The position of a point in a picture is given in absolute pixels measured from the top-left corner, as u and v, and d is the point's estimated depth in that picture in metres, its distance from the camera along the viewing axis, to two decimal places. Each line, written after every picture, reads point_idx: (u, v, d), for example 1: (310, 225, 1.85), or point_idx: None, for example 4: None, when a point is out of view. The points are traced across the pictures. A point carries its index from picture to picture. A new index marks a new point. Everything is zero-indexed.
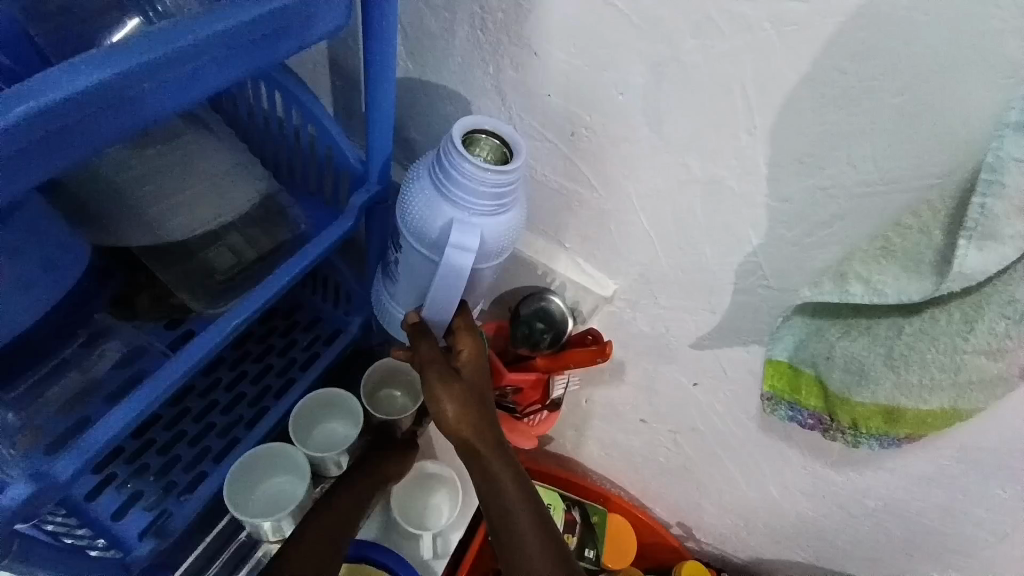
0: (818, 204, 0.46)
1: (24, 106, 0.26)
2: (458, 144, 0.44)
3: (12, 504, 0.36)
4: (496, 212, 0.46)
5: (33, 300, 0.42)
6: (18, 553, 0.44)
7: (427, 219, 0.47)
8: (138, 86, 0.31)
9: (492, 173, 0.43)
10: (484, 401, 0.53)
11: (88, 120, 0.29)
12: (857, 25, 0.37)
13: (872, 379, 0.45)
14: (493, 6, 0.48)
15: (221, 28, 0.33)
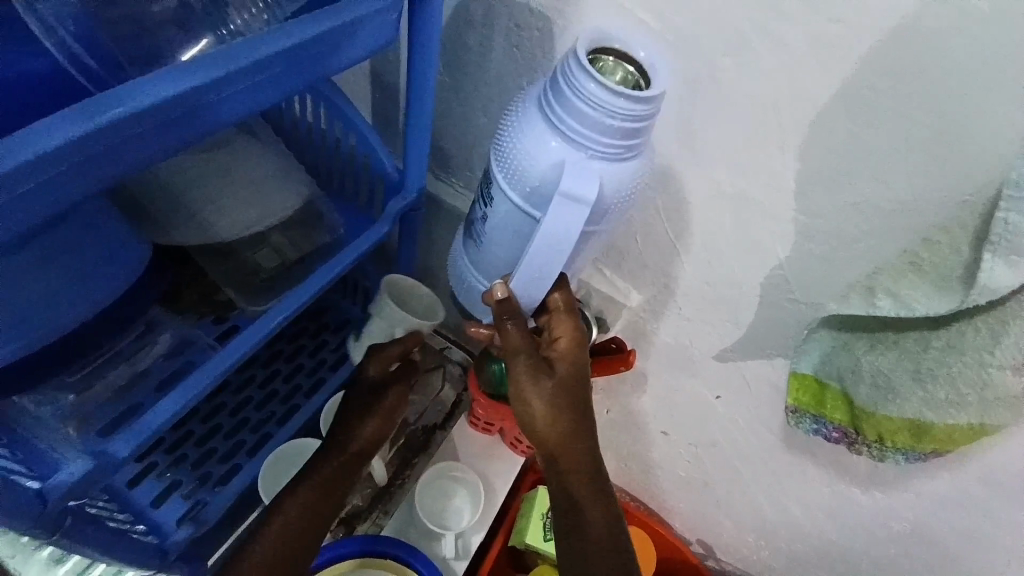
0: (842, 217, 0.47)
1: (109, 114, 0.30)
2: (583, 64, 0.39)
3: (69, 478, 0.38)
4: (627, 149, 0.42)
5: (94, 292, 0.44)
6: (67, 530, 0.43)
7: (541, 156, 0.43)
8: (207, 98, 0.34)
9: (622, 98, 0.38)
10: (574, 396, 0.51)
11: (160, 127, 0.32)
12: (886, 44, 0.38)
13: (899, 393, 0.45)
14: (530, 24, 0.51)
15: (280, 46, 0.36)
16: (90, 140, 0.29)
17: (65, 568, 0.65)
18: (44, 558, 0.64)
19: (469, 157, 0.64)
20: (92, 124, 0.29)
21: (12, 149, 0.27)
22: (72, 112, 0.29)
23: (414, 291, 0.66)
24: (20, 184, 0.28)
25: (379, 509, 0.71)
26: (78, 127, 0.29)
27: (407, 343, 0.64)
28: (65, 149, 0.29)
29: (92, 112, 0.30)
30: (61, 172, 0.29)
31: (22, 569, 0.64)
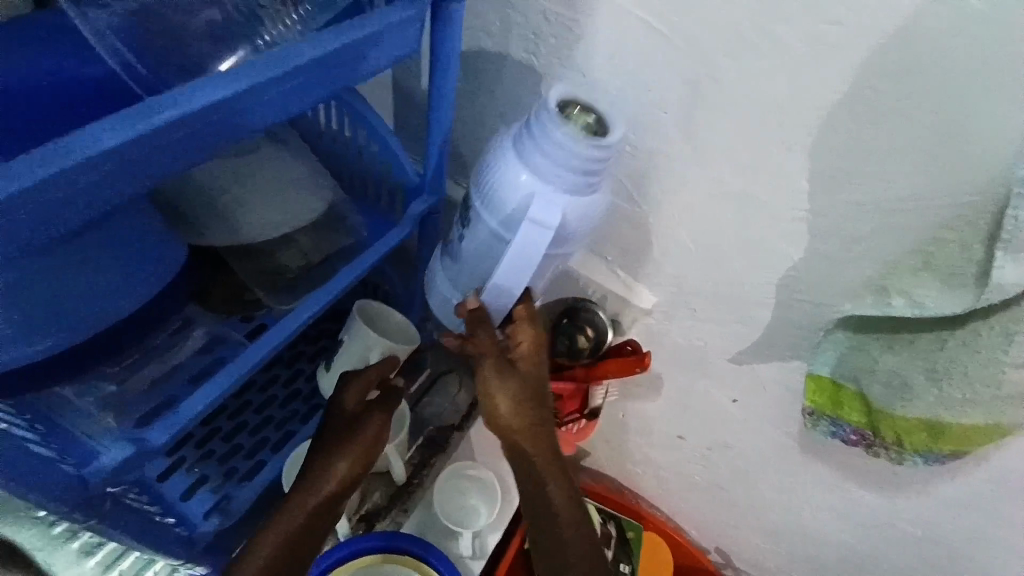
0: (856, 217, 0.47)
1: (159, 117, 0.32)
2: (551, 114, 0.45)
3: (108, 465, 0.41)
4: (588, 188, 0.47)
5: (138, 292, 0.46)
6: (98, 513, 0.45)
7: (511, 188, 0.48)
8: (245, 104, 0.36)
9: (584, 145, 0.44)
10: (538, 395, 0.55)
11: (203, 130, 0.35)
12: (890, 49, 0.39)
13: (914, 393, 0.45)
14: (545, 32, 0.52)
15: (311, 55, 0.38)
16: (142, 142, 0.32)
17: (93, 560, 0.64)
18: (74, 550, 0.63)
19: None
20: (143, 126, 0.32)
21: (68, 151, 0.30)
22: (121, 117, 0.32)
23: (381, 315, 0.67)
24: (73, 182, 0.30)
25: (399, 507, 0.71)
26: (126, 131, 0.31)
27: (383, 366, 0.61)
28: (120, 149, 0.31)
29: (143, 116, 0.32)
30: (109, 172, 0.31)
31: (50, 562, 0.63)
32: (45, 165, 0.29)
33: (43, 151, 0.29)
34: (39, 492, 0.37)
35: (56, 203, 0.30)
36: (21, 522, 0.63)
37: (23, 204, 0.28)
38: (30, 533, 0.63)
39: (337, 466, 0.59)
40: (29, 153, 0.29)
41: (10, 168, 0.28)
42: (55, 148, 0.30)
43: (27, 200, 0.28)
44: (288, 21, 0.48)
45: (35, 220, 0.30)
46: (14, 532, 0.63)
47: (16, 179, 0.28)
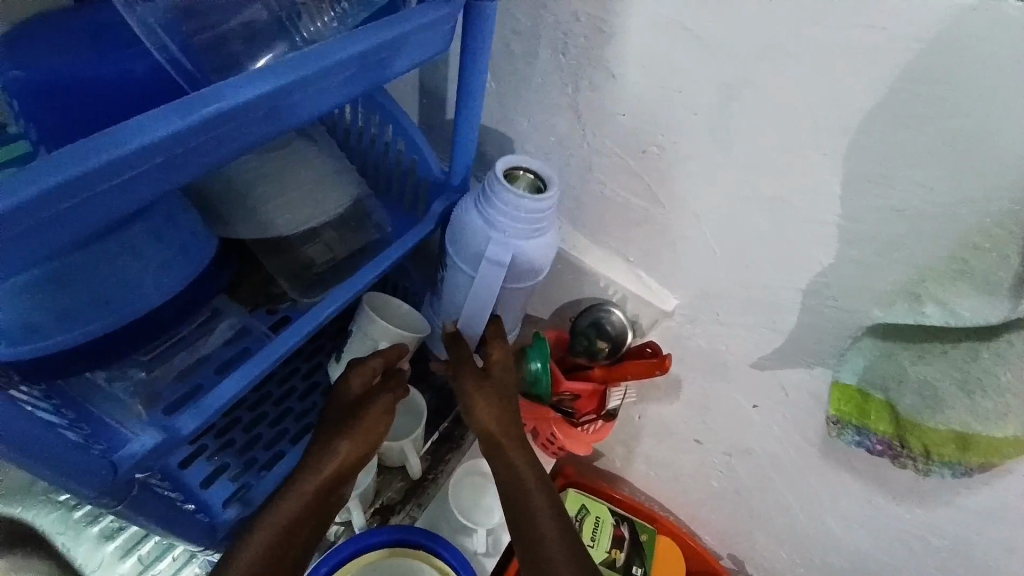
0: (889, 224, 0.46)
1: (206, 109, 0.33)
2: (498, 177, 0.54)
3: (141, 449, 0.41)
4: (534, 234, 0.56)
5: (169, 280, 0.46)
6: (132, 501, 0.42)
7: (470, 235, 0.58)
8: (288, 98, 0.37)
9: (525, 201, 0.53)
10: (510, 399, 0.61)
11: (245, 123, 0.35)
12: (930, 53, 0.39)
13: (945, 404, 0.45)
14: (576, 31, 0.52)
15: (352, 51, 0.39)
16: (189, 133, 0.33)
17: (113, 544, 0.64)
18: (94, 533, 0.65)
19: None
20: (191, 117, 0.32)
21: (113, 143, 0.30)
22: (164, 111, 0.32)
23: (395, 310, 0.69)
24: (116, 174, 0.31)
25: (413, 502, 0.72)
26: (169, 126, 0.32)
27: (390, 352, 0.63)
28: (168, 139, 0.32)
29: (190, 107, 0.33)
30: (152, 165, 0.32)
31: (72, 547, 0.64)
32: (95, 156, 0.29)
33: (89, 142, 0.30)
34: (73, 482, 0.36)
35: (99, 194, 0.30)
36: (46, 508, 0.66)
37: (70, 194, 0.29)
38: (53, 518, 0.65)
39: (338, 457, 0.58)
40: (75, 143, 0.30)
41: (62, 156, 0.29)
42: (100, 139, 0.30)
43: (74, 191, 0.29)
44: (328, 17, 0.48)
45: (80, 210, 0.30)
46: (40, 519, 0.65)
47: (70, 167, 0.29)
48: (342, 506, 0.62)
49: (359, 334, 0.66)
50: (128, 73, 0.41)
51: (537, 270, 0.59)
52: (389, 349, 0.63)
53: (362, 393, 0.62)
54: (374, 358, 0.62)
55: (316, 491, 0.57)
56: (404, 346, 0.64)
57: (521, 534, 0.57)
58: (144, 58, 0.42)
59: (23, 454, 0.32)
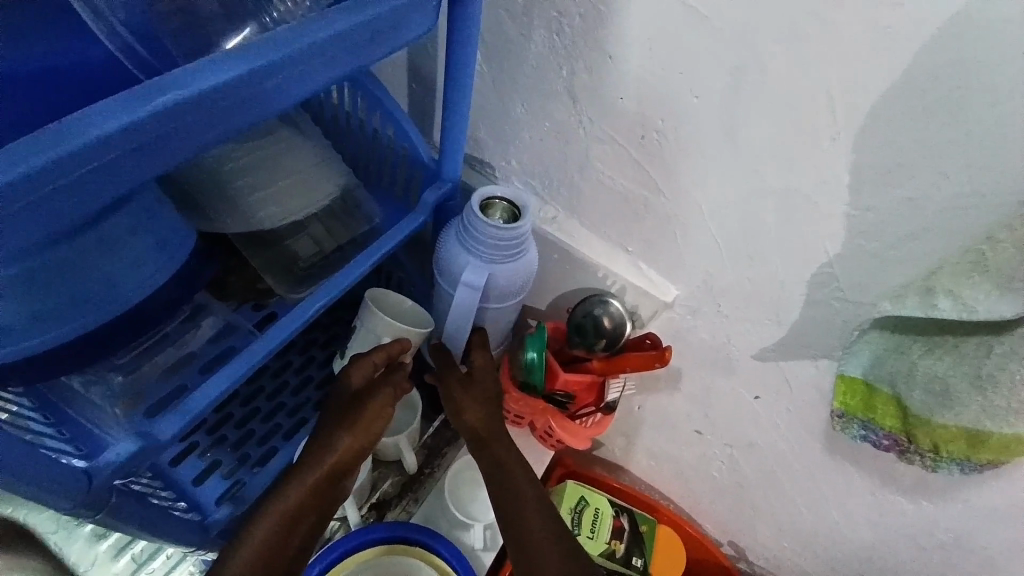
0: (901, 214, 0.44)
1: (168, 96, 0.30)
2: (476, 208, 0.58)
3: (116, 458, 0.39)
4: (509, 258, 0.60)
5: (146, 278, 0.44)
6: (111, 509, 0.41)
7: (451, 259, 0.61)
8: (260, 85, 0.34)
9: (500, 230, 0.57)
10: (492, 400, 0.66)
11: (215, 112, 0.33)
12: (949, 34, 0.36)
13: (956, 400, 0.43)
14: (571, 11, 0.50)
15: (329, 33, 0.36)
16: (151, 124, 0.30)
17: (106, 543, 0.64)
18: (86, 533, 0.64)
19: (505, 149, 0.64)
20: (152, 106, 0.30)
21: (65, 136, 0.27)
22: (123, 100, 0.30)
23: (397, 304, 0.67)
24: (72, 171, 0.28)
25: (410, 496, 0.71)
26: (127, 116, 0.29)
27: (392, 348, 0.61)
28: (127, 130, 0.29)
29: (151, 95, 0.30)
30: (112, 160, 0.29)
31: (63, 546, 0.63)
32: (42, 151, 0.27)
33: (38, 137, 0.27)
34: (44, 496, 0.34)
35: (52, 193, 0.28)
36: (37, 508, 0.65)
37: (18, 194, 0.26)
38: (45, 518, 0.65)
39: (335, 455, 0.57)
40: (22, 138, 0.27)
41: (10, 151, 0.26)
42: (51, 133, 0.27)
43: (23, 190, 0.26)
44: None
45: (33, 210, 0.27)
46: (32, 519, 0.65)
47: (15, 163, 0.26)
48: (339, 506, 0.60)
49: (362, 328, 0.65)
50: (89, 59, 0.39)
51: (516, 290, 0.63)
52: (390, 345, 0.61)
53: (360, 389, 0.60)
54: (375, 353, 0.60)
55: (313, 490, 0.56)
56: (408, 341, 0.62)
57: (515, 532, 0.58)
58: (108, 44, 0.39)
59: None
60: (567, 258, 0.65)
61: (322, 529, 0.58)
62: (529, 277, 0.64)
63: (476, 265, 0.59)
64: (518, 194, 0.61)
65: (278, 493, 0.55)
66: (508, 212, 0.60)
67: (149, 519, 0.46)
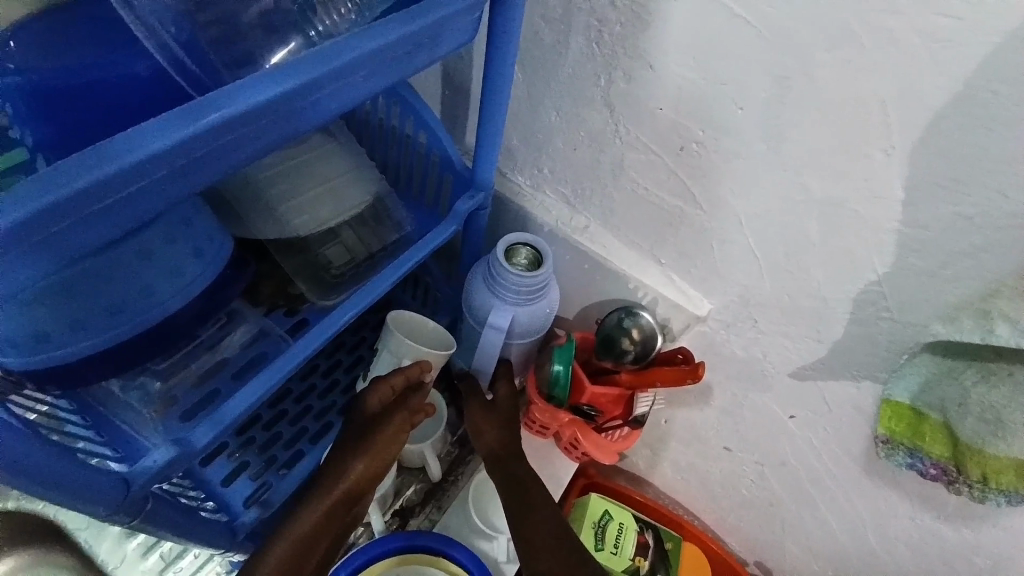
0: (958, 234, 0.42)
1: (219, 112, 0.30)
2: (498, 255, 0.61)
3: (154, 465, 0.40)
4: (531, 300, 0.62)
5: (184, 285, 0.44)
6: (148, 514, 0.41)
7: (477, 302, 0.64)
8: (307, 98, 0.34)
9: (521, 276, 0.60)
10: (511, 426, 0.68)
11: (262, 126, 0.33)
12: (1018, 46, 0.34)
13: (1011, 430, 0.41)
14: (610, 19, 0.48)
15: (375, 45, 0.36)
16: (201, 139, 0.30)
17: (135, 541, 0.65)
18: (115, 531, 0.65)
19: (538, 157, 0.63)
20: (203, 122, 0.30)
21: (111, 155, 0.28)
22: (173, 115, 0.30)
23: (421, 327, 0.66)
24: (122, 187, 0.28)
25: (433, 505, 0.71)
26: (178, 132, 0.29)
27: (412, 372, 0.61)
28: (179, 146, 0.29)
29: (202, 110, 0.30)
30: (158, 177, 0.29)
31: (95, 543, 0.65)
32: (95, 167, 0.27)
33: (90, 154, 0.27)
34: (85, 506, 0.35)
35: (99, 210, 0.28)
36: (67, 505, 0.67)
37: (71, 209, 0.27)
38: (75, 514, 0.66)
39: (354, 473, 0.58)
40: (69, 157, 0.27)
41: (66, 167, 0.27)
42: (100, 151, 0.28)
43: (78, 206, 0.27)
44: (343, 11, 0.44)
45: (86, 224, 0.28)
46: (62, 515, 0.67)
47: (71, 180, 0.26)
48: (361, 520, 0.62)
49: (387, 351, 0.64)
50: (132, 76, 0.38)
51: (538, 327, 0.66)
52: (409, 367, 0.61)
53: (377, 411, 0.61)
54: (396, 376, 0.60)
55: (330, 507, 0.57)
56: (427, 363, 0.62)
57: (527, 543, 0.63)
58: (147, 58, 0.38)
59: (23, 476, 0.30)
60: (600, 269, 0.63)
61: (344, 538, 0.60)
62: (551, 314, 0.66)
63: (495, 310, 0.63)
64: (539, 239, 0.64)
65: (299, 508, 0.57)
66: (528, 258, 0.63)
67: (181, 525, 0.47)
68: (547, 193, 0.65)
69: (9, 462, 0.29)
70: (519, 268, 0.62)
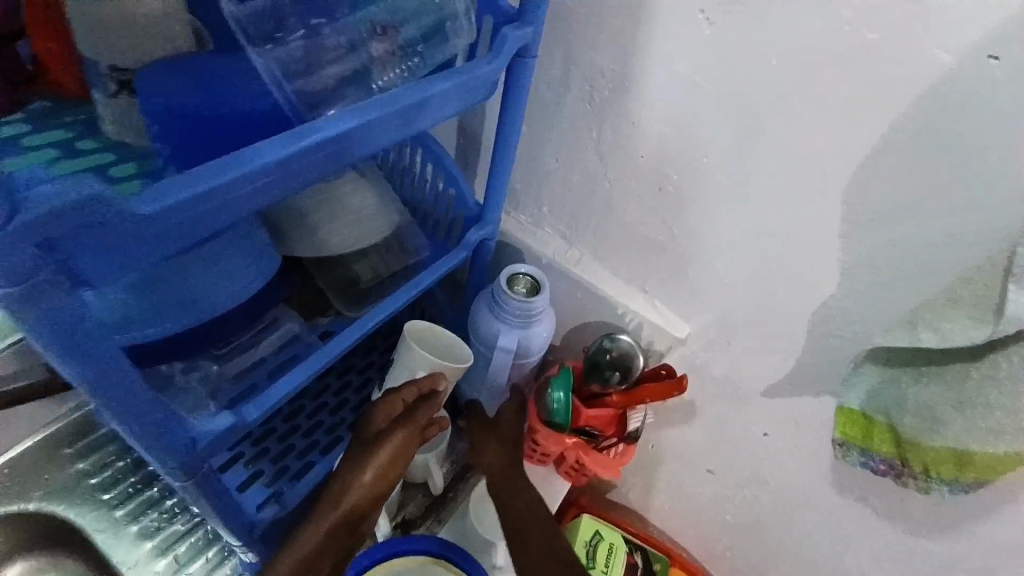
0: (886, 258, 0.51)
1: (319, 134, 0.39)
2: (503, 285, 0.69)
3: (215, 429, 0.45)
4: (533, 323, 0.70)
5: (240, 286, 0.51)
6: (198, 481, 0.47)
7: (485, 328, 0.72)
8: (378, 129, 0.44)
9: (525, 301, 0.68)
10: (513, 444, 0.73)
11: (345, 148, 0.42)
12: (908, 107, 0.45)
13: (942, 421, 0.48)
14: (601, 84, 0.60)
15: (429, 93, 0.46)
16: (306, 154, 0.39)
17: (151, 542, 0.68)
18: (132, 532, 0.69)
19: (539, 197, 0.73)
20: (308, 142, 0.39)
21: (245, 161, 0.35)
22: (284, 137, 0.38)
23: (437, 342, 0.72)
24: (249, 184, 0.36)
25: (434, 517, 0.76)
26: (292, 147, 0.38)
27: (424, 384, 0.64)
28: (290, 159, 0.38)
29: (307, 133, 0.39)
30: (272, 179, 0.37)
31: (110, 544, 0.68)
32: (234, 168, 0.35)
33: (228, 160, 0.35)
34: (161, 450, 0.41)
35: (229, 200, 0.35)
36: (88, 507, 0.70)
37: (215, 196, 0.34)
38: (95, 516, 0.70)
39: (365, 481, 0.62)
40: (213, 161, 0.35)
41: (213, 166, 0.34)
42: (235, 158, 0.35)
43: (220, 194, 0.34)
44: (396, 71, 0.52)
45: (219, 210, 0.35)
46: (82, 517, 0.70)
47: (217, 175, 0.34)
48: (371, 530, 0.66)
49: (400, 364, 0.70)
50: (255, 109, 0.45)
51: (540, 349, 0.73)
52: (423, 379, 0.64)
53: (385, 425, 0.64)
54: (407, 389, 0.64)
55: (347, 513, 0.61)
56: (440, 376, 0.65)
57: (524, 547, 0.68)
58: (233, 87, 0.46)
59: (127, 413, 0.37)
60: (592, 295, 0.72)
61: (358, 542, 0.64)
62: (549, 337, 0.74)
63: (503, 333, 0.70)
64: (535, 268, 0.72)
65: (319, 514, 0.61)
66: (527, 285, 0.71)
67: (221, 497, 0.52)
68: (546, 228, 0.75)
69: (118, 398, 0.36)
70: (520, 294, 0.69)
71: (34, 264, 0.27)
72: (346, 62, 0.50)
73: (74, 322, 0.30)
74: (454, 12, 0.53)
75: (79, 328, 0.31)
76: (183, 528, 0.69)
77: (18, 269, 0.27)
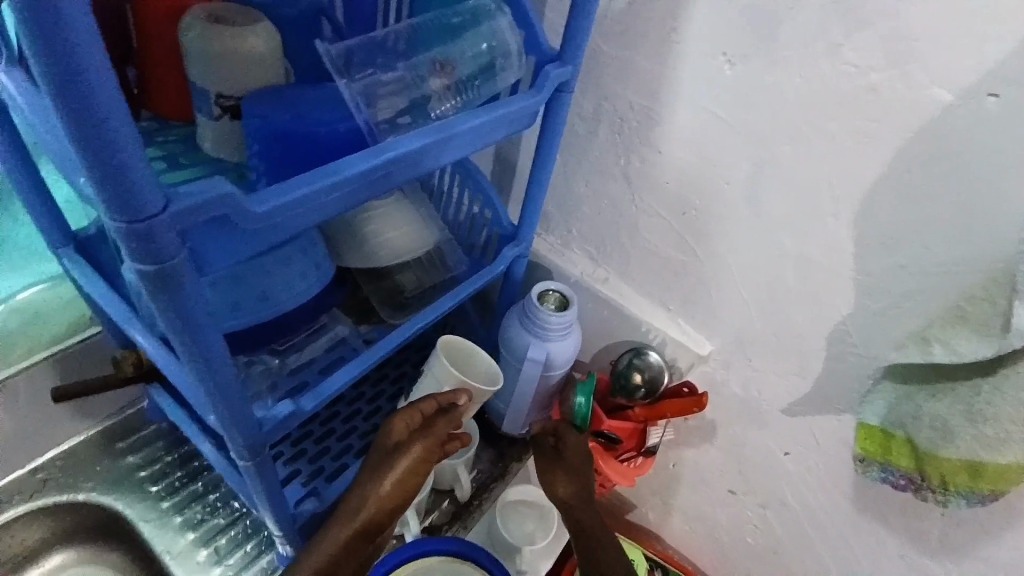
0: (898, 279, 0.54)
1: (393, 151, 0.45)
2: (534, 300, 0.73)
3: (278, 415, 0.50)
4: (561, 337, 0.74)
5: (303, 290, 0.58)
6: (258, 463, 0.51)
7: (515, 341, 0.76)
8: (439, 149, 0.49)
9: (554, 316, 0.72)
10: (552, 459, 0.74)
11: (413, 164, 0.47)
12: (916, 139, 0.49)
13: (953, 434, 0.50)
14: (629, 117, 0.65)
15: (484, 119, 0.52)
16: (382, 169, 0.44)
17: (195, 534, 0.73)
18: (177, 524, 0.73)
19: (568, 219, 0.78)
20: (384, 158, 0.44)
21: (331, 173, 0.41)
22: (364, 153, 0.44)
23: (461, 352, 0.76)
24: (333, 193, 0.41)
25: (459, 524, 0.79)
26: (370, 161, 0.43)
27: (446, 397, 0.67)
28: (368, 171, 0.43)
29: (383, 149, 0.44)
30: (352, 189, 0.43)
31: (156, 534, 0.72)
32: (323, 179, 0.40)
33: (318, 171, 0.41)
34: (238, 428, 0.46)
35: (316, 206, 0.41)
36: (136, 498, 0.75)
37: (308, 202, 0.39)
38: (143, 507, 0.74)
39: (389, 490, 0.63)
40: (306, 172, 0.40)
41: (307, 176, 0.40)
42: (324, 170, 0.41)
43: (311, 200, 0.40)
44: (451, 102, 0.58)
45: (307, 213, 0.40)
46: (130, 508, 0.74)
47: (310, 183, 0.39)
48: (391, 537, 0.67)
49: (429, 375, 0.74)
50: (333, 130, 0.52)
51: (567, 362, 0.77)
52: (446, 392, 0.68)
53: (404, 436, 0.65)
54: (427, 402, 0.67)
55: (374, 517, 0.62)
56: (462, 391, 0.68)
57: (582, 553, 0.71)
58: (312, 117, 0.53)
59: (215, 390, 0.42)
60: (617, 314, 0.76)
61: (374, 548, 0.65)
62: (575, 351, 0.77)
63: (532, 346, 0.74)
64: (563, 286, 0.77)
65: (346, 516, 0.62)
66: (555, 301, 0.75)
67: (272, 487, 0.56)
68: (574, 249, 0.80)
69: (213, 376, 0.40)
70: (550, 309, 0.74)
71: (172, 250, 0.32)
72: (408, 93, 0.56)
73: (194, 304, 0.35)
74: (505, 50, 0.58)
75: (195, 312, 0.36)
76: (224, 522, 0.74)
77: (161, 253, 0.32)
